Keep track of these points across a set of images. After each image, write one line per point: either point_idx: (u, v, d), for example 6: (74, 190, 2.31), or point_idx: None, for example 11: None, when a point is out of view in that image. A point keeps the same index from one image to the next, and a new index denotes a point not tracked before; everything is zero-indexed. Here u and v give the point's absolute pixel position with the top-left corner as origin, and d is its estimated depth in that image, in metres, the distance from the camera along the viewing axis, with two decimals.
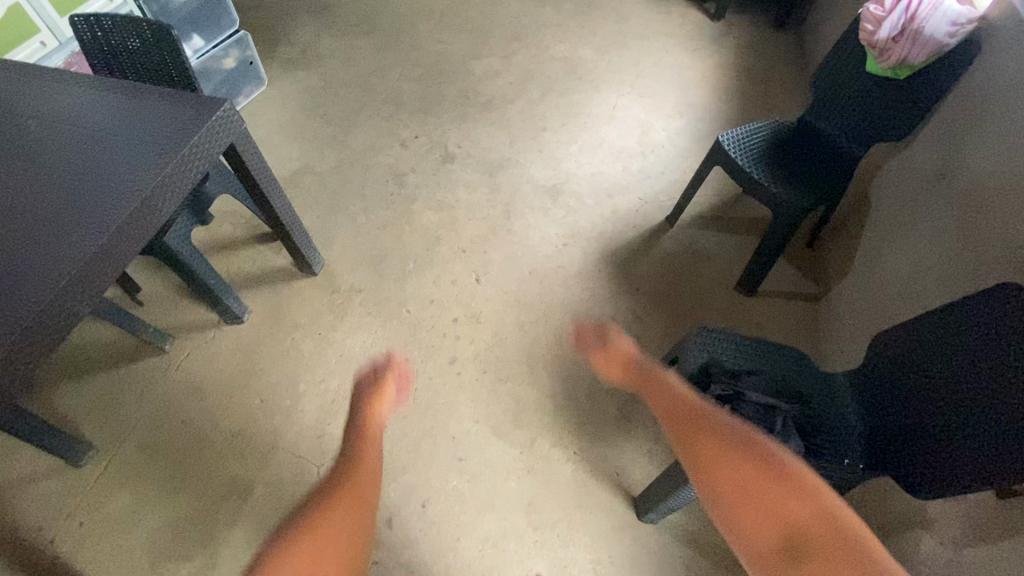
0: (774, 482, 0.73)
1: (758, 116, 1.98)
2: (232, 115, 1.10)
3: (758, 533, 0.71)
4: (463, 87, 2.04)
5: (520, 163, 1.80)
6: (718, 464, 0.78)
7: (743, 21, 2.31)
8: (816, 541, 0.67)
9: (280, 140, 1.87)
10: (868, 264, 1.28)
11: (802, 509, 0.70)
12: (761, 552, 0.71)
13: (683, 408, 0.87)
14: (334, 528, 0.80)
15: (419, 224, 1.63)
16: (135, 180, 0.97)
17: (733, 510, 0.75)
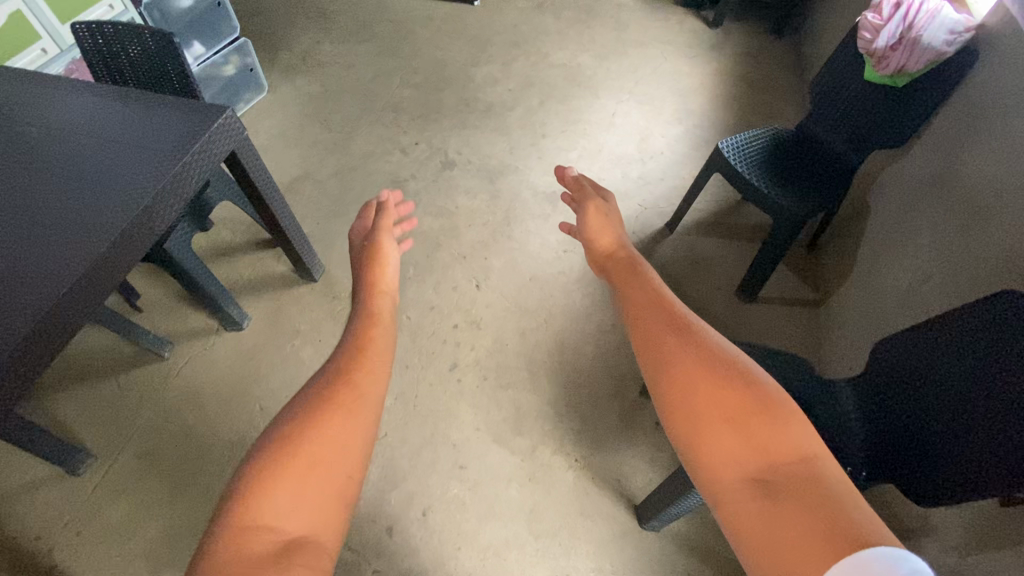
0: (758, 411, 0.60)
1: (756, 124, 1.99)
2: (234, 122, 1.10)
3: (726, 458, 0.58)
4: (462, 93, 2.05)
5: (520, 170, 1.80)
6: (693, 377, 0.64)
7: (741, 29, 2.33)
8: (789, 475, 0.55)
9: (280, 146, 1.87)
10: (867, 269, 1.28)
11: (783, 440, 0.58)
12: (728, 481, 0.57)
13: (663, 316, 0.74)
14: (340, 419, 0.63)
15: (419, 231, 1.63)
16: (137, 187, 0.97)
17: (700, 432, 0.61)
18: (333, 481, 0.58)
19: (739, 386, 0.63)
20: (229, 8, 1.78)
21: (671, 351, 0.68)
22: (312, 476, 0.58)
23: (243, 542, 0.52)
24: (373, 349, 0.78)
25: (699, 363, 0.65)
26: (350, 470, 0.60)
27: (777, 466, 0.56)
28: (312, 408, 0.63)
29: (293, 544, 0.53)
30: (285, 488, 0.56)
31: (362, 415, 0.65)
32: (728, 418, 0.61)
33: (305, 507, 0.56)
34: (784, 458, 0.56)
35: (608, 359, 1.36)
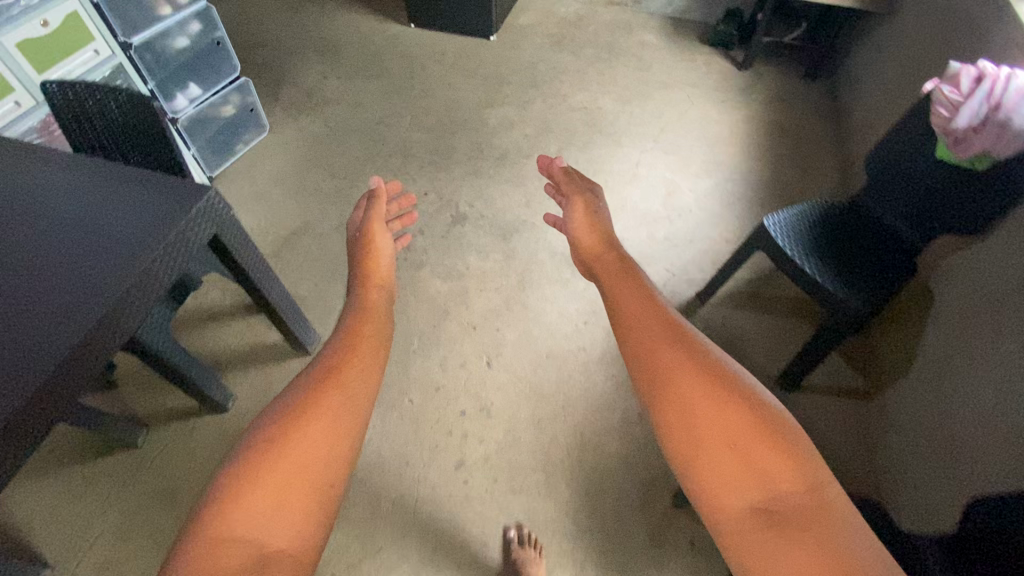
0: (764, 434, 0.63)
1: (794, 177, 1.83)
2: (217, 202, 0.97)
3: (729, 486, 0.61)
4: (476, 138, 1.93)
5: (537, 227, 1.66)
6: (692, 400, 0.67)
7: (771, 71, 2.19)
8: (789, 508, 0.57)
9: (279, 193, 1.74)
10: (929, 369, 1.13)
11: (782, 466, 0.60)
12: (733, 513, 0.59)
13: (664, 333, 0.78)
14: (307, 438, 0.76)
15: (426, 295, 1.49)
16: (97, 288, 0.82)
17: (701, 458, 0.63)
18: (297, 495, 0.71)
19: (751, 414, 0.64)
20: (230, 46, 1.68)
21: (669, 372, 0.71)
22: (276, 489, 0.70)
23: (222, 554, 0.64)
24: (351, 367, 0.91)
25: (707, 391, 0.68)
26: (310, 485, 0.72)
27: (782, 501, 0.58)
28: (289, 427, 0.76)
29: (269, 556, 0.65)
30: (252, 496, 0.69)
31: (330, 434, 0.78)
32: (732, 444, 0.63)
33: (281, 519, 0.68)
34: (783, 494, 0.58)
35: (634, 458, 1.20)
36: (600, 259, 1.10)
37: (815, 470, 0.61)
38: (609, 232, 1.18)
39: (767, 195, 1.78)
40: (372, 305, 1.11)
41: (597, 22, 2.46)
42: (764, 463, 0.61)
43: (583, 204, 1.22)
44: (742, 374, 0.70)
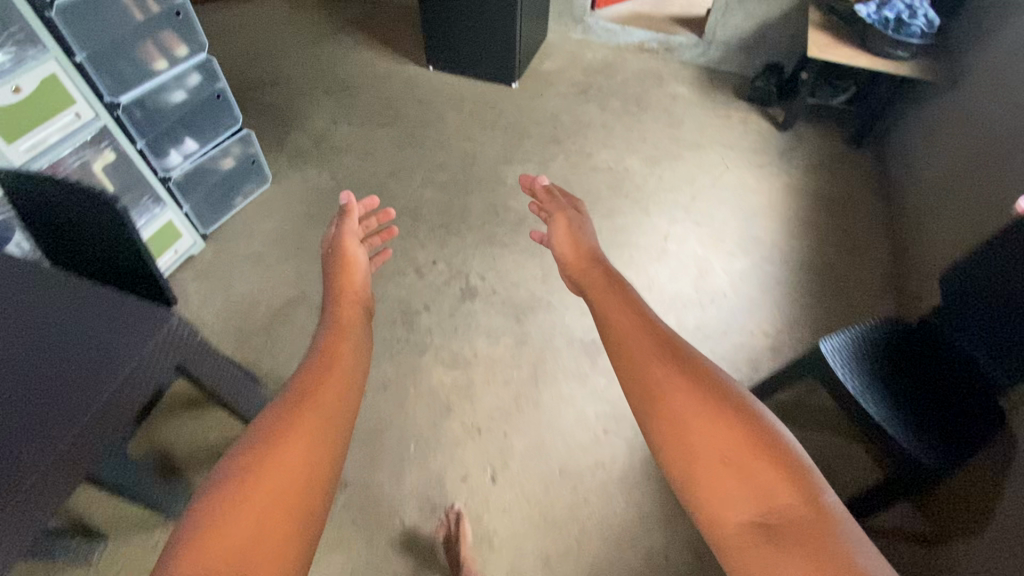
0: (755, 443, 0.58)
1: (857, 261, 1.66)
2: (182, 326, 0.89)
3: (726, 500, 0.55)
4: (492, 200, 1.79)
5: (554, 307, 1.51)
6: (680, 405, 0.63)
7: (813, 134, 2.03)
8: (791, 524, 0.51)
9: (277, 255, 1.62)
10: (1006, 539, 0.94)
11: (781, 481, 0.55)
12: (732, 529, 0.54)
13: (650, 337, 0.74)
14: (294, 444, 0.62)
15: (427, 387, 1.34)
16: (29, 463, 0.67)
17: (693, 470, 0.58)
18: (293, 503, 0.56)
19: (740, 424, 0.59)
20: (232, 98, 1.56)
21: (657, 378, 0.66)
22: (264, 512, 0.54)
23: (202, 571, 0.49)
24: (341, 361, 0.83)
25: (698, 397, 0.63)
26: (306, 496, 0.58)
27: (780, 516, 0.52)
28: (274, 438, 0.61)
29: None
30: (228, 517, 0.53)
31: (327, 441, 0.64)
32: (724, 456, 0.58)
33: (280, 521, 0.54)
34: (786, 509, 0.52)
35: None
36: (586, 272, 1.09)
37: (813, 481, 0.55)
38: (590, 247, 1.19)
39: (824, 282, 1.61)
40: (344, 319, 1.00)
41: (625, 70, 2.33)
42: (758, 474, 0.56)
43: (564, 222, 1.24)
44: (727, 377, 0.66)
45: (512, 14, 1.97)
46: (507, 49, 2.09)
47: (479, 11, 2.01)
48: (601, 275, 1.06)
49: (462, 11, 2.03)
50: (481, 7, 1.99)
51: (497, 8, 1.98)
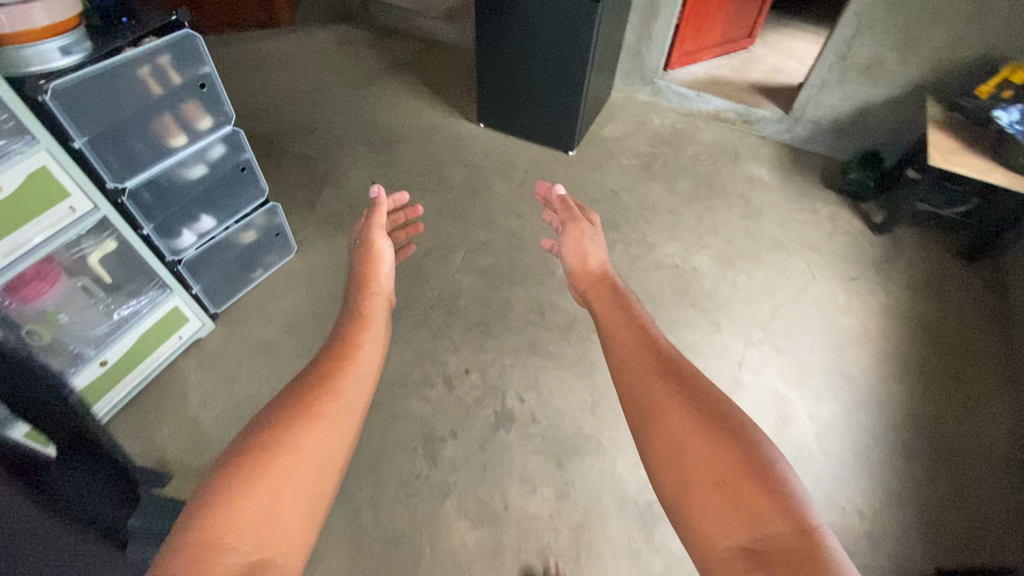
0: (750, 469, 0.56)
1: (982, 395, 1.42)
2: None
3: (718, 524, 0.54)
4: (538, 295, 1.57)
5: (603, 448, 1.27)
6: (680, 430, 0.62)
7: (916, 240, 1.75)
8: (780, 554, 0.50)
9: (292, 347, 1.44)
10: None
11: (777, 507, 0.53)
12: (723, 555, 0.52)
13: (649, 357, 0.75)
14: (309, 433, 0.65)
15: (446, 548, 1.13)
16: None
17: (690, 494, 0.58)
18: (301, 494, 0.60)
19: (734, 446, 0.59)
20: (259, 169, 1.38)
21: (660, 401, 0.66)
22: (275, 492, 0.58)
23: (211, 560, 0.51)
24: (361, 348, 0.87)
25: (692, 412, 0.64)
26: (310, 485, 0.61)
27: (767, 544, 0.51)
28: (288, 423, 0.64)
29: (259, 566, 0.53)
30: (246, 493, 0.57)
31: (338, 428, 0.68)
32: (719, 480, 0.57)
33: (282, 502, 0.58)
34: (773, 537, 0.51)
35: None
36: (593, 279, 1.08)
37: (806, 512, 0.54)
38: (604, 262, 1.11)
39: (946, 440, 1.34)
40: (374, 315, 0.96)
41: (697, 142, 2.08)
42: (750, 500, 0.54)
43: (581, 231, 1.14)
44: (719, 394, 0.67)
45: (579, 78, 1.77)
46: (569, 114, 1.88)
47: (542, 72, 1.81)
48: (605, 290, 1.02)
49: (523, 71, 1.83)
50: (545, 69, 1.79)
51: (562, 72, 1.77)
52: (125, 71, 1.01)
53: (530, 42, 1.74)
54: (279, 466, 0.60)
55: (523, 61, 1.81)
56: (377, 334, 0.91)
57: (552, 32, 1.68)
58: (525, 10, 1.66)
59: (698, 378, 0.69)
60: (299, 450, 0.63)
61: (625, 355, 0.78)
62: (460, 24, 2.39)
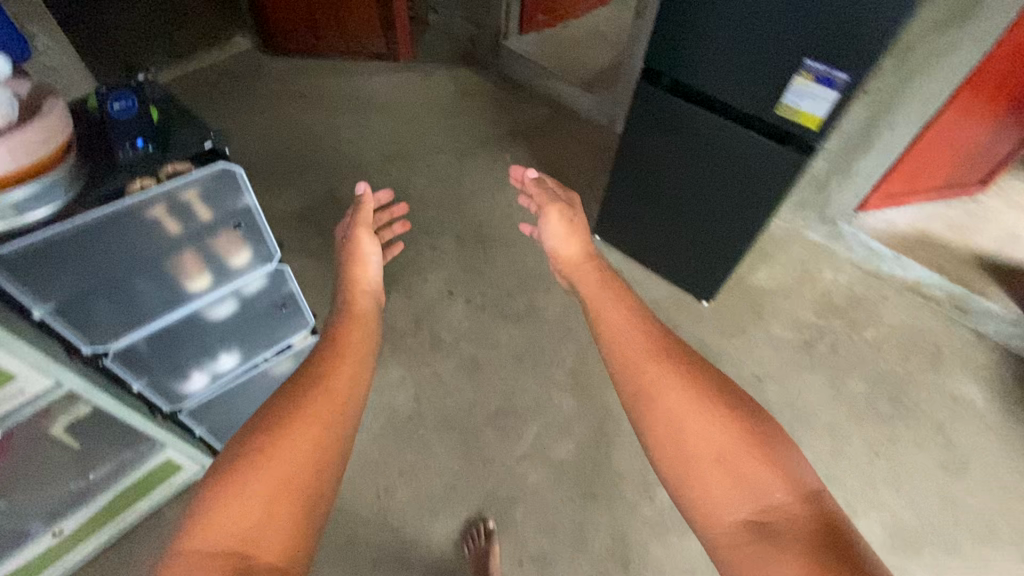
0: (757, 450, 0.63)
1: None
2: None
3: (723, 501, 0.60)
4: (624, 529, 1.16)
5: None
6: (682, 416, 0.67)
7: None
8: (784, 523, 0.57)
9: None
10: None
11: (774, 478, 0.61)
12: (728, 530, 0.58)
13: (642, 333, 0.79)
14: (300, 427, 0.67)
15: None
16: None
17: (690, 473, 0.63)
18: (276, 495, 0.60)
19: (729, 419, 0.66)
20: (307, 304, 1.05)
21: (657, 392, 0.70)
22: (266, 495, 0.60)
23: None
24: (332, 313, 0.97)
25: (678, 388, 0.69)
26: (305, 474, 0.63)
27: (774, 513, 0.58)
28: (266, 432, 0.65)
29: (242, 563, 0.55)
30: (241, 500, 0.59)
31: (325, 425, 0.69)
32: (720, 457, 0.63)
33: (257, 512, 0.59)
34: (777, 509, 0.57)
35: None
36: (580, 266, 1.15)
37: (802, 479, 0.61)
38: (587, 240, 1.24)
39: None
40: (361, 309, 1.02)
41: (881, 321, 1.54)
42: (752, 475, 0.61)
43: (560, 214, 1.26)
44: (705, 361, 0.74)
45: (757, 226, 1.26)
46: (726, 261, 1.40)
47: (702, 205, 1.32)
48: (592, 273, 1.12)
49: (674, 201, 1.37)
50: (708, 204, 1.30)
51: (732, 211, 1.27)
52: (126, 216, 0.72)
53: (694, 168, 1.26)
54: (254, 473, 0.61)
55: (677, 187, 1.33)
56: (365, 320, 0.99)
57: (730, 163, 1.19)
58: (702, 136, 1.19)
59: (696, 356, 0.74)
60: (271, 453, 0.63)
61: (609, 334, 0.83)
62: (598, 98, 2.03)
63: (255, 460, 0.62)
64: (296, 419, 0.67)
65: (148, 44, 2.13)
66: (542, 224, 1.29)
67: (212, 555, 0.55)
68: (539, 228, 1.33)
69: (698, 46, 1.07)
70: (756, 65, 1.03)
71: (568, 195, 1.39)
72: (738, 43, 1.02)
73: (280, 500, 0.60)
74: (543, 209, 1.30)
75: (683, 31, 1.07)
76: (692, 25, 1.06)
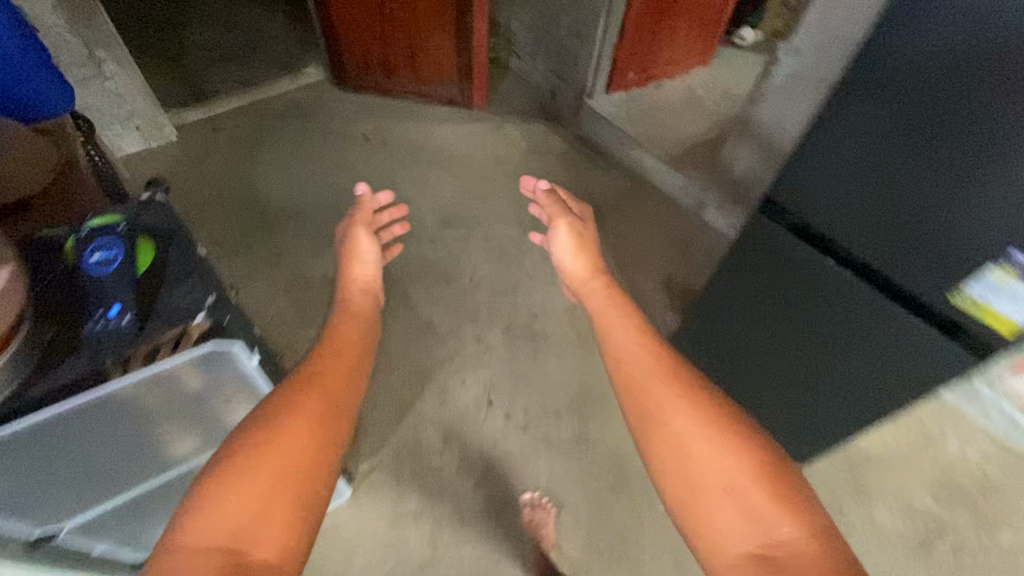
0: (765, 485, 0.73)
1: None
2: None
3: (728, 536, 0.70)
4: None
5: None
6: (693, 449, 0.78)
7: None
8: (788, 557, 0.67)
9: None
10: None
11: (781, 514, 0.71)
12: (734, 559, 0.69)
13: (665, 365, 0.89)
14: (295, 429, 0.73)
15: None
16: None
17: (697, 502, 0.74)
18: (269, 496, 0.67)
19: (745, 459, 0.75)
20: None
21: (665, 423, 0.81)
22: (264, 489, 0.67)
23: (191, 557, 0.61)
24: (345, 322, 1.09)
25: (702, 424, 0.79)
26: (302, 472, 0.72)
27: (780, 548, 0.67)
28: (264, 430, 0.73)
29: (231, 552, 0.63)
30: (235, 494, 0.66)
31: (315, 426, 0.75)
32: (728, 489, 0.74)
33: (236, 509, 0.65)
34: (781, 545, 0.67)
35: None
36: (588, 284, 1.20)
37: (810, 517, 0.71)
38: (593, 250, 1.29)
39: None
40: (357, 307, 1.15)
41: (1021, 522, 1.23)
42: (760, 509, 0.71)
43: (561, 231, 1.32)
44: (731, 404, 0.83)
45: (888, 403, 0.99)
46: (834, 428, 1.14)
47: (807, 359, 1.06)
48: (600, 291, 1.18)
49: (783, 370, 1.13)
50: (823, 362, 1.04)
51: (855, 376, 1.00)
52: (85, 419, 0.68)
53: (804, 319, 1.01)
54: (243, 463, 0.69)
55: (784, 347, 1.09)
56: (361, 320, 1.10)
57: (859, 323, 0.92)
58: (828, 288, 0.94)
59: (720, 395, 0.84)
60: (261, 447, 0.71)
61: (629, 360, 0.93)
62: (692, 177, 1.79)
63: (255, 458, 0.69)
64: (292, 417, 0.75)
65: (222, 69, 2.08)
66: (550, 235, 1.37)
67: (211, 551, 0.62)
68: (548, 237, 1.39)
69: (840, 196, 0.83)
70: (926, 229, 0.77)
71: (579, 208, 1.44)
72: (899, 201, 0.77)
73: (275, 501, 0.67)
74: (553, 222, 1.36)
75: (820, 180, 0.85)
76: (833, 173, 0.82)
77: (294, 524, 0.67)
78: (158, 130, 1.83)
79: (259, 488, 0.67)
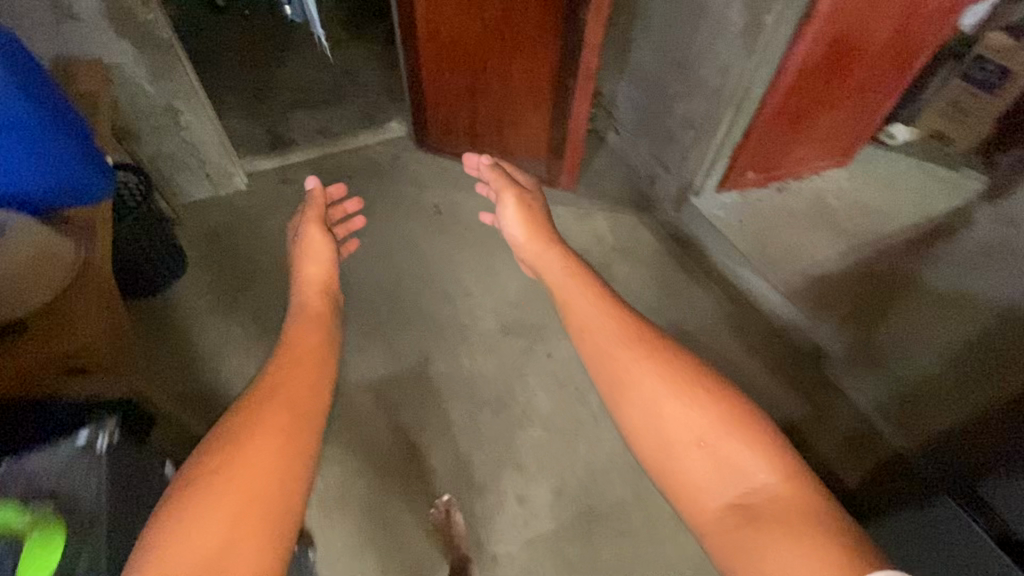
0: (733, 432, 0.80)
1: None
2: None
3: (710, 491, 0.78)
4: None
5: None
6: (672, 414, 0.83)
7: None
8: (766, 503, 0.74)
9: None
10: None
11: (754, 457, 0.78)
12: (712, 513, 0.77)
13: (622, 330, 0.96)
14: (261, 440, 0.83)
15: None
16: None
17: (677, 458, 0.81)
18: (244, 503, 0.76)
19: (716, 412, 0.82)
20: None
21: (637, 399, 0.86)
22: (235, 512, 0.75)
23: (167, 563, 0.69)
24: (299, 331, 1.12)
25: (663, 381, 0.86)
26: (270, 470, 0.81)
27: (760, 496, 0.75)
28: (230, 446, 0.82)
29: (214, 555, 0.71)
30: (208, 514, 0.74)
31: (282, 437, 0.85)
32: (703, 442, 0.80)
33: (218, 515, 0.74)
34: (763, 492, 0.75)
35: None
36: (545, 263, 1.24)
37: (779, 459, 0.78)
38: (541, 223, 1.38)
39: None
40: (315, 310, 1.21)
41: None
42: (736, 461, 0.78)
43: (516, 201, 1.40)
44: (682, 355, 0.91)
45: None
46: None
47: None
48: (557, 262, 1.23)
49: None
50: None
51: None
52: None
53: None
54: (218, 477, 0.77)
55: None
56: (320, 319, 1.18)
57: None
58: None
59: (677, 355, 0.90)
60: (232, 460, 0.80)
61: (585, 323, 1.01)
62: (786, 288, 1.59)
63: (221, 474, 0.78)
64: (263, 433, 0.84)
65: (304, 116, 1.98)
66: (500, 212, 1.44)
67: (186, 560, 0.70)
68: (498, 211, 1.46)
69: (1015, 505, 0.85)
70: None
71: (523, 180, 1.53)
72: None
73: (243, 511, 0.75)
74: (502, 196, 1.43)
75: None
76: None
77: (270, 516, 0.77)
78: (226, 179, 1.73)
79: (231, 498, 0.76)
